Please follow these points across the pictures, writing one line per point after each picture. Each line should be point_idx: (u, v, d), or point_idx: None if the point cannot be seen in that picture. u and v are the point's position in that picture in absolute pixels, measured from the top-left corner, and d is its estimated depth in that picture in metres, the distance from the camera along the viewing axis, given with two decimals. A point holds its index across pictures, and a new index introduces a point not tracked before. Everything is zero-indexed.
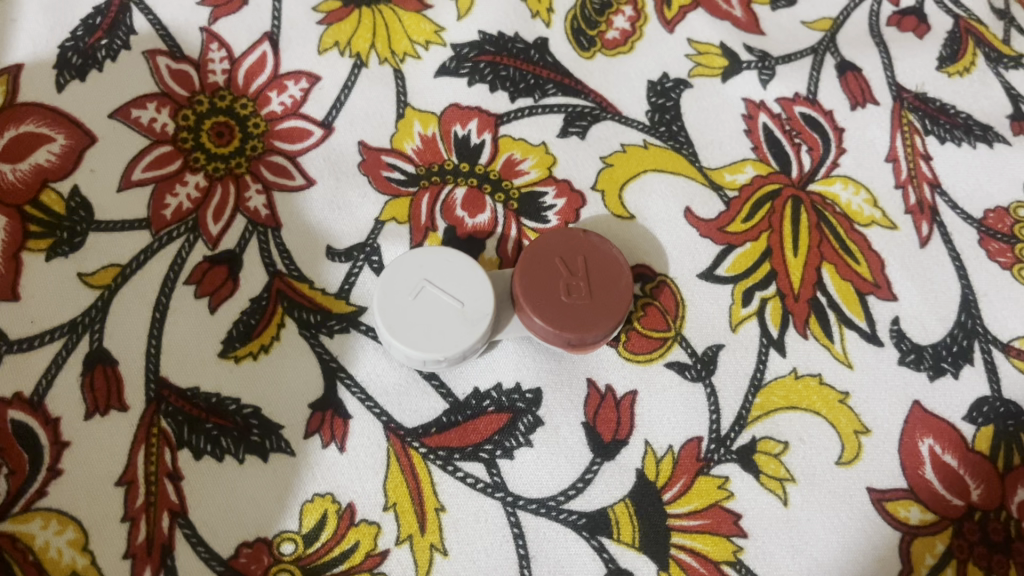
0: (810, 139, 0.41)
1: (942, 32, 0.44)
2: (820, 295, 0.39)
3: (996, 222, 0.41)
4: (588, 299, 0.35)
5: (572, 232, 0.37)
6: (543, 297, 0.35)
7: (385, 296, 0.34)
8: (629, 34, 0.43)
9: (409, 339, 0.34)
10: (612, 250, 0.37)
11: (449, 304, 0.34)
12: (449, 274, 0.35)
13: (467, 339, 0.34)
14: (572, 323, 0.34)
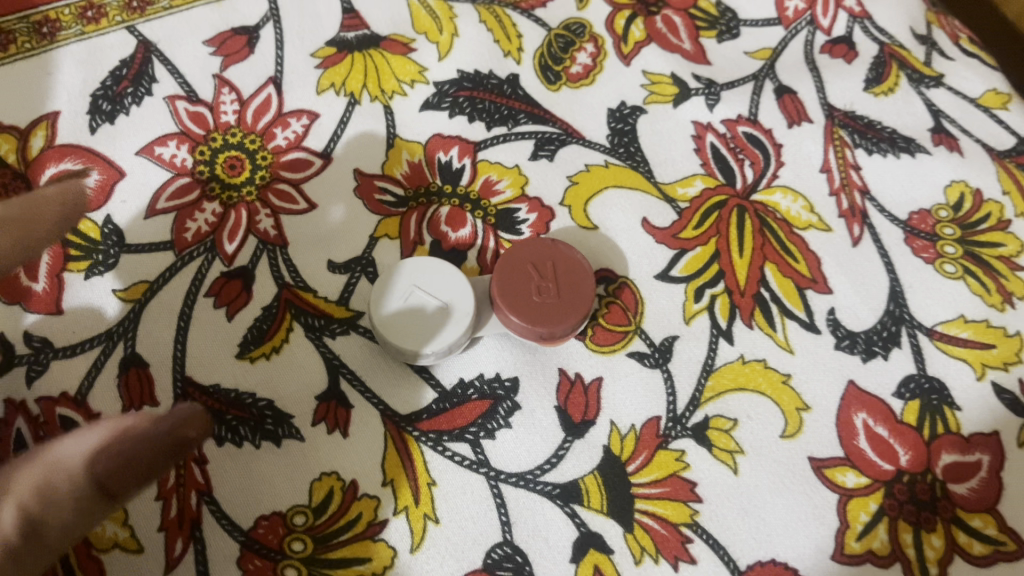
0: (753, 155, 0.47)
1: (869, 57, 0.50)
2: (764, 291, 0.44)
3: (920, 223, 0.46)
4: (556, 298, 0.40)
5: (541, 240, 0.42)
6: (518, 297, 0.40)
7: (380, 301, 0.40)
8: (591, 68, 0.49)
9: (402, 337, 0.39)
10: (577, 255, 0.42)
11: (435, 306, 0.40)
12: (434, 279, 0.40)
13: (451, 334, 0.39)
14: (543, 319, 0.40)
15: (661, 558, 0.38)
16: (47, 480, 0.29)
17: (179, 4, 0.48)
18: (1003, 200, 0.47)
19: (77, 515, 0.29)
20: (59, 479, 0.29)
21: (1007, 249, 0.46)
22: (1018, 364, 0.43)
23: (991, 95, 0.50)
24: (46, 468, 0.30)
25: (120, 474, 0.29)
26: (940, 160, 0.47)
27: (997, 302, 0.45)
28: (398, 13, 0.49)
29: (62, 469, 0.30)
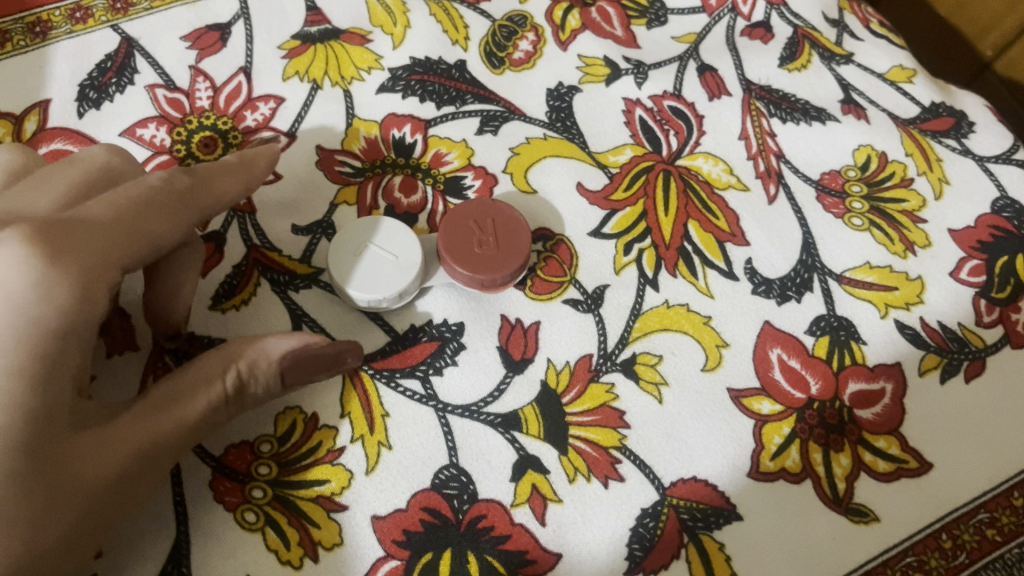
0: (677, 126, 0.52)
1: (783, 39, 0.56)
2: (687, 244, 0.48)
3: (831, 182, 0.51)
4: (496, 249, 0.45)
5: (482, 201, 0.47)
6: (461, 250, 0.45)
7: (337, 257, 0.44)
8: (532, 54, 0.54)
9: (358, 288, 0.44)
10: (514, 212, 0.47)
11: (387, 258, 0.44)
12: (386, 235, 0.45)
13: (402, 283, 0.44)
14: (484, 267, 0.44)
15: (592, 477, 0.42)
16: (251, 363, 0.36)
17: (159, 5, 0.53)
18: (906, 161, 0.52)
19: (266, 393, 0.37)
20: (262, 364, 0.36)
21: (910, 204, 0.51)
22: (919, 304, 0.48)
23: (897, 71, 0.56)
24: (249, 351, 0.36)
25: (301, 372, 0.38)
26: (848, 127, 0.53)
27: (900, 250, 0.49)
28: (357, 9, 0.55)
29: (264, 357, 0.36)
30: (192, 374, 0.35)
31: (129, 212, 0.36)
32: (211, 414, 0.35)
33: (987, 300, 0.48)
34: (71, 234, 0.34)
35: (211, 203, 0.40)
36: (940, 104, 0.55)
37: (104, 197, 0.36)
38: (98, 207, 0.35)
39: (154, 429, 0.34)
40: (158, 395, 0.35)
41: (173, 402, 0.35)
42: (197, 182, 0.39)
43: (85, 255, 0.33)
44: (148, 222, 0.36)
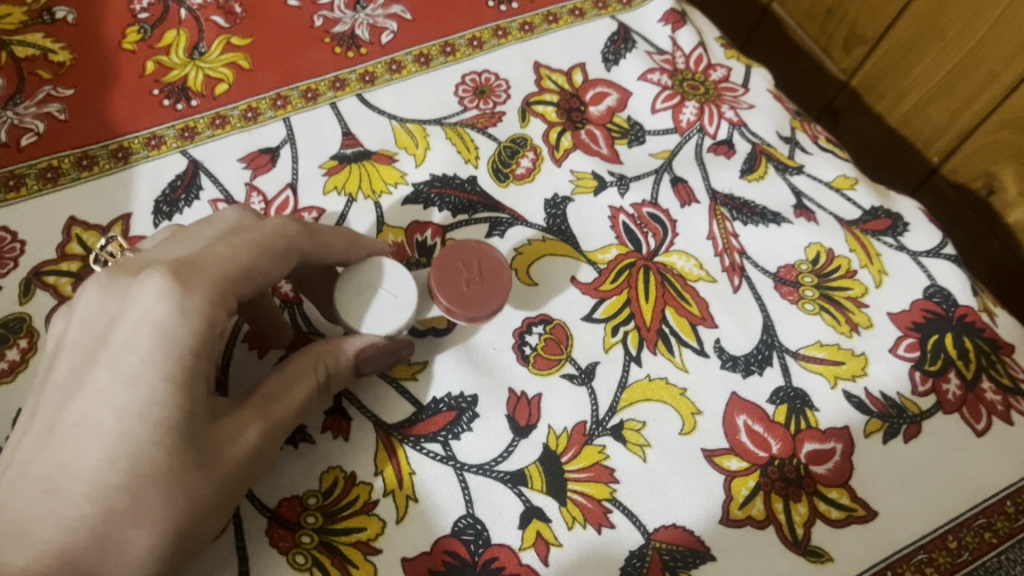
0: (654, 229, 0.62)
1: (743, 153, 0.66)
2: (664, 327, 0.57)
3: (787, 274, 0.60)
4: (480, 289, 0.53)
5: (469, 243, 0.54)
6: (447, 284, 0.53)
7: (343, 295, 0.51)
8: (532, 170, 0.64)
9: (361, 323, 0.50)
10: (496, 254, 0.54)
11: (387, 298, 0.51)
12: (384, 277, 0.52)
13: (399, 319, 0.51)
14: (468, 305, 0.52)
15: (587, 524, 0.50)
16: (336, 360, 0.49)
17: (220, 133, 0.64)
18: (850, 256, 0.61)
19: (343, 381, 0.50)
20: (342, 361, 0.49)
21: (854, 291, 0.60)
22: (863, 376, 0.56)
23: (841, 179, 0.66)
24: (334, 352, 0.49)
25: (371, 362, 0.50)
26: (800, 227, 0.62)
27: (846, 330, 0.58)
28: (384, 133, 0.65)
29: (342, 355, 0.49)
30: (296, 364, 0.48)
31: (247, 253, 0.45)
32: (310, 398, 0.48)
33: (921, 371, 0.57)
34: (198, 267, 0.43)
35: (312, 254, 0.50)
36: (879, 207, 0.65)
37: (229, 242, 0.46)
38: (221, 250, 0.45)
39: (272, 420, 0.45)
40: (272, 386, 0.46)
41: (286, 386, 0.47)
42: (303, 230, 0.49)
43: (208, 285, 0.43)
44: (260, 263, 0.46)
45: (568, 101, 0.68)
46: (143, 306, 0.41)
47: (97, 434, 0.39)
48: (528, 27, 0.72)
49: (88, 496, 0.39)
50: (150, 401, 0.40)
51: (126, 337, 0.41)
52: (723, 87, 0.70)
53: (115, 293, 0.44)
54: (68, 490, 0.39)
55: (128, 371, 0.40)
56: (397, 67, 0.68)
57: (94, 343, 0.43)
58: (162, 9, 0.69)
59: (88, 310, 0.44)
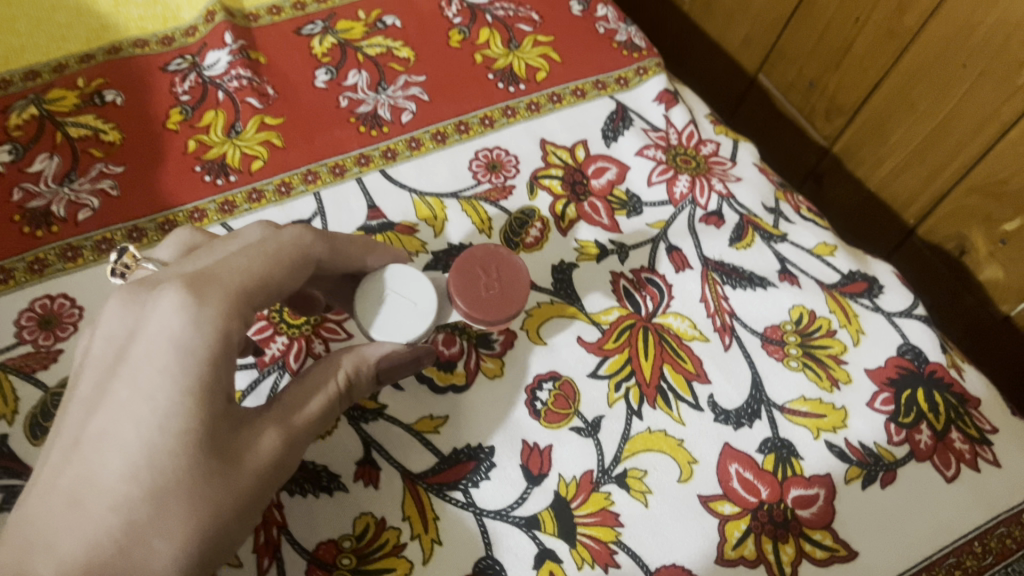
0: (652, 292, 0.68)
1: (731, 223, 0.72)
2: (663, 382, 0.63)
3: (773, 333, 0.66)
4: (498, 295, 0.57)
5: (489, 249, 0.58)
6: (465, 289, 0.57)
7: (365, 305, 0.55)
8: (540, 238, 0.71)
9: (382, 330, 0.55)
10: (513, 259, 0.58)
11: (407, 304, 0.55)
12: (404, 285, 0.56)
13: (419, 325, 0.55)
14: (487, 312, 0.56)
15: (595, 564, 0.55)
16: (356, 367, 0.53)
17: (256, 206, 0.70)
18: (830, 317, 0.68)
19: (363, 389, 0.54)
20: (363, 368, 0.53)
21: (834, 349, 0.66)
22: (844, 427, 0.62)
23: (822, 246, 0.73)
24: (355, 360, 0.53)
25: (389, 372, 0.54)
26: (784, 291, 0.69)
27: (827, 385, 0.64)
28: (405, 206, 0.71)
29: (364, 363, 0.53)
30: (317, 375, 0.52)
31: (259, 268, 0.51)
32: (330, 403, 0.52)
33: (896, 423, 0.63)
34: (212, 279, 0.49)
35: (328, 261, 0.56)
36: (856, 272, 0.72)
37: (242, 257, 0.51)
38: (236, 264, 0.51)
39: (292, 429, 0.50)
40: (296, 395, 0.51)
41: (308, 395, 0.51)
42: (319, 240, 0.55)
43: (219, 295, 0.48)
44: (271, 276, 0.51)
45: (572, 175, 0.75)
46: (164, 318, 0.47)
47: (121, 447, 0.44)
48: (534, 107, 0.79)
49: (112, 506, 0.43)
50: (169, 413, 0.45)
51: (147, 349, 0.46)
52: (712, 161, 0.77)
53: (134, 304, 0.49)
54: (93, 501, 0.43)
55: (154, 392, 0.45)
56: (416, 145, 0.75)
57: (116, 357, 0.48)
58: (201, 92, 0.76)
59: (110, 324, 0.49)
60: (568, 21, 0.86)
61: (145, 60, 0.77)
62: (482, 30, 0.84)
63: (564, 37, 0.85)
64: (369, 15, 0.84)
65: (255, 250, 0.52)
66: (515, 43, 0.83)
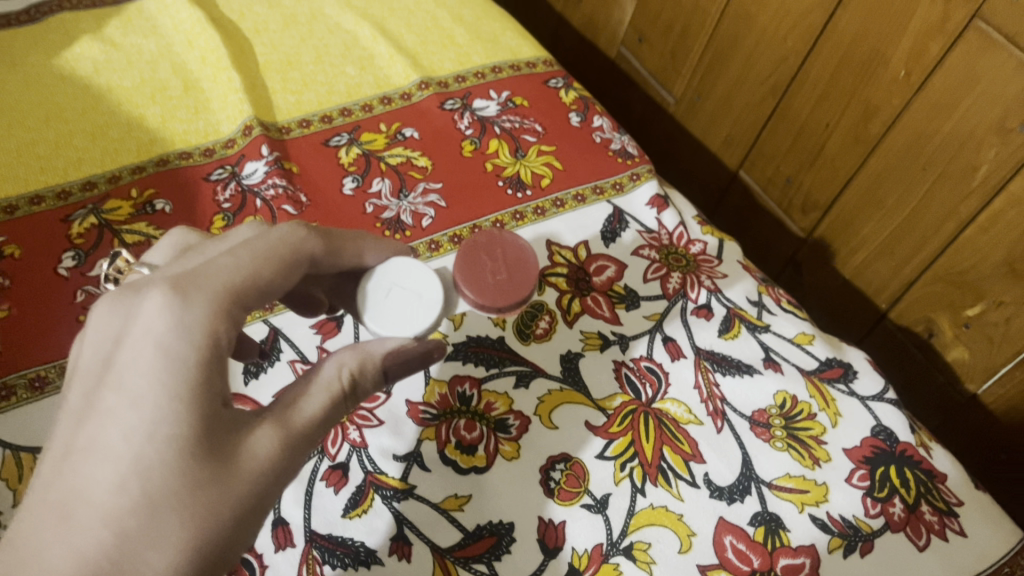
0: (651, 379, 0.76)
1: (719, 316, 0.81)
2: (663, 462, 0.70)
3: (760, 417, 0.74)
4: (501, 277, 0.63)
5: (483, 239, 0.65)
6: (471, 278, 0.62)
7: (371, 302, 0.60)
8: (549, 330, 0.79)
9: (390, 322, 0.59)
10: (507, 245, 0.65)
11: (412, 296, 0.60)
12: (406, 279, 0.61)
13: (425, 311, 0.59)
14: (494, 293, 0.62)
15: None
16: (361, 366, 0.56)
17: None
18: (810, 401, 0.75)
19: (369, 386, 0.57)
20: (368, 367, 0.57)
21: (815, 430, 0.73)
22: (825, 502, 0.69)
23: (801, 335, 0.81)
24: (360, 359, 0.56)
25: (395, 369, 0.58)
26: (769, 377, 0.76)
27: (809, 464, 0.71)
28: None
29: (369, 362, 0.57)
30: (320, 374, 0.55)
31: (250, 264, 0.54)
32: (334, 400, 0.55)
33: (872, 498, 0.70)
34: (200, 277, 0.52)
35: (325, 258, 0.60)
36: (832, 358, 0.80)
37: (232, 253, 0.54)
38: (224, 261, 0.54)
39: (292, 427, 0.52)
40: (300, 393, 0.54)
41: (310, 393, 0.54)
42: (313, 237, 0.59)
43: (206, 293, 0.51)
44: (261, 272, 0.54)
45: (576, 273, 0.84)
46: (152, 317, 0.49)
47: (109, 458, 0.46)
48: (540, 211, 0.88)
49: (104, 521, 0.45)
50: (159, 419, 0.47)
51: (133, 356, 0.49)
52: (701, 260, 0.87)
53: (122, 305, 0.51)
54: (83, 515, 0.45)
55: (144, 401, 0.47)
56: (435, 247, 0.83)
57: (104, 364, 0.50)
58: (240, 199, 0.84)
59: (99, 329, 0.51)
60: (568, 133, 0.96)
61: (190, 171, 0.86)
62: (491, 140, 0.93)
63: (565, 148, 0.94)
64: (390, 128, 0.93)
65: (246, 246, 0.55)
66: (521, 153, 0.93)
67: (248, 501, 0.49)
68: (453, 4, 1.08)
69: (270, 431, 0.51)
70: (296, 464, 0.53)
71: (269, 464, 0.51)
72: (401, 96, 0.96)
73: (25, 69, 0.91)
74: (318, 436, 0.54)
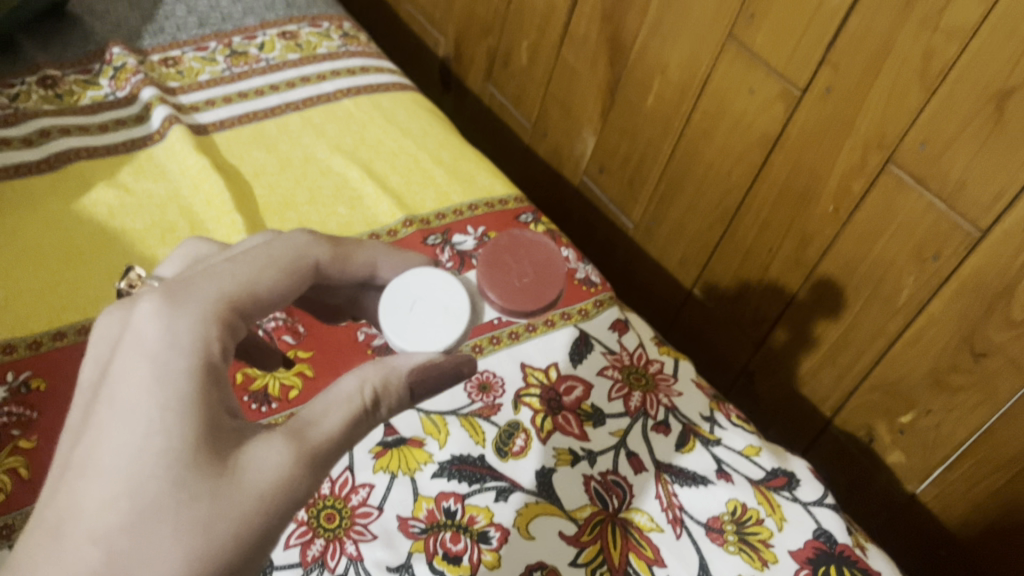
0: (616, 491, 0.85)
1: (676, 431, 0.91)
2: (629, 567, 0.79)
3: (715, 523, 0.83)
4: (534, 276, 0.78)
5: (507, 245, 0.80)
6: (503, 285, 0.77)
7: (398, 320, 0.72)
8: (524, 447, 0.87)
9: (427, 335, 0.71)
10: (528, 244, 0.80)
11: (440, 309, 0.73)
12: (425, 297, 0.73)
13: (456, 321, 0.72)
14: (534, 290, 0.77)
15: None
16: (387, 383, 0.65)
17: None
18: (758, 507, 0.85)
19: (396, 398, 0.66)
20: (395, 383, 0.66)
21: (763, 534, 0.83)
22: None
23: (749, 448, 0.91)
24: (385, 376, 0.65)
25: (422, 381, 0.68)
26: (721, 487, 0.86)
27: (758, 564, 0.80)
28: (414, 423, 0.87)
29: (394, 380, 0.66)
30: (346, 390, 0.63)
31: (249, 272, 0.66)
32: (360, 414, 0.63)
33: None
34: (196, 285, 0.63)
35: (334, 266, 0.75)
36: (778, 467, 0.90)
37: (230, 264, 0.66)
38: (221, 271, 0.65)
39: (311, 445, 0.60)
40: (325, 410, 0.62)
41: (333, 410, 0.62)
42: (325, 252, 0.74)
43: (199, 301, 0.61)
44: (260, 280, 0.66)
45: (548, 392, 0.93)
46: (143, 324, 0.59)
47: (102, 474, 0.53)
48: (515, 335, 0.98)
49: (98, 537, 0.51)
50: (149, 433, 0.54)
51: (121, 371, 0.57)
52: (659, 378, 0.97)
53: (117, 320, 0.61)
54: (78, 530, 0.52)
55: (134, 417, 0.55)
56: None
57: (98, 380, 0.59)
58: None
59: (99, 343, 0.61)
60: None
61: None
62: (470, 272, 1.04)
63: None
64: None
65: (243, 257, 0.67)
66: None
67: (256, 510, 0.56)
68: (433, 147, 1.21)
69: (288, 445, 0.58)
70: (315, 474, 0.59)
71: (282, 475, 0.57)
72: (388, 233, 1.07)
73: (46, 215, 1.00)
74: (339, 448, 0.62)
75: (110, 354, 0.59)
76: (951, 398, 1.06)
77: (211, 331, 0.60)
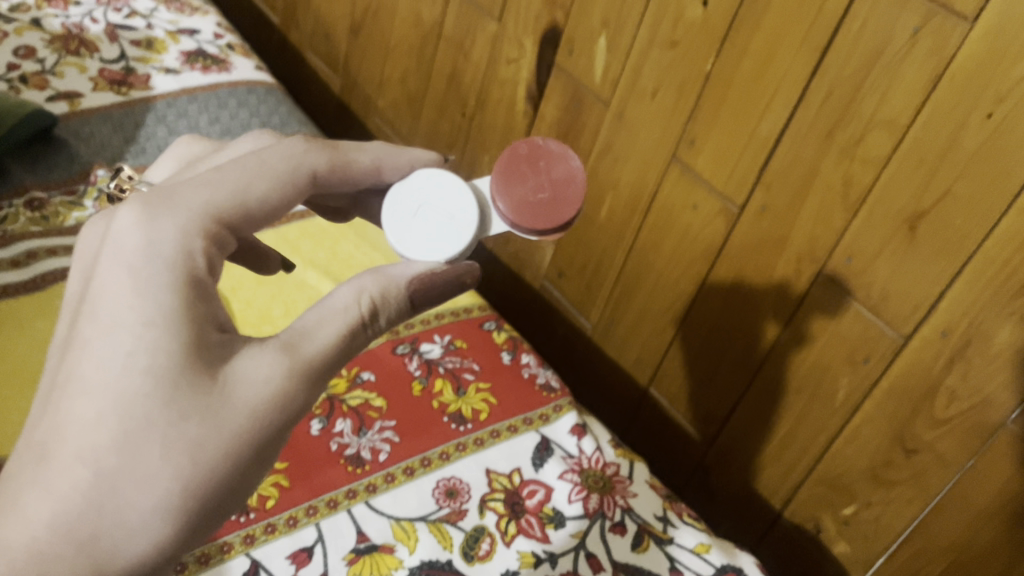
0: None
1: (632, 531, 0.98)
2: None
3: None
4: (551, 191, 0.83)
5: (528, 155, 0.85)
6: (519, 199, 0.83)
7: (405, 224, 0.81)
8: (489, 550, 0.93)
9: (433, 243, 0.80)
10: (549, 152, 0.85)
11: (446, 220, 0.81)
12: (432, 205, 0.82)
13: (461, 232, 0.81)
14: (551, 208, 0.83)
15: None
16: (387, 291, 0.73)
17: (271, 536, 0.89)
18: None
19: (399, 304, 0.74)
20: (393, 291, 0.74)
21: None
22: None
23: (699, 545, 0.99)
24: (384, 287, 0.73)
25: (422, 290, 0.76)
26: None
27: None
28: (385, 529, 0.92)
29: (392, 288, 0.74)
30: (345, 300, 0.71)
31: (239, 176, 0.73)
32: (359, 324, 0.71)
33: None
34: (181, 193, 0.70)
35: (329, 176, 0.80)
36: (727, 563, 0.97)
37: (219, 172, 0.73)
38: (210, 177, 0.72)
39: (308, 357, 0.68)
40: (323, 320, 0.70)
41: (331, 322, 0.70)
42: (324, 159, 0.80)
43: (183, 209, 0.68)
44: (249, 186, 0.73)
45: (511, 496, 0.99)
46: (122, 240, 0.66)
47: (91, 390, 0.62)
48: (479, 441, 1.04)
49: (91, 449, 0.60)
50: (132, 350, 0.62)
51: (105, 287, 0.65)
52: (615, 479, 1.04)
53: (100, 233, 0.69)
54: (73, 442, 0.61)
55: (118, 336, 0.63)
56: (391, 478, 0.97)
57: (83, 293, 0.67)
58: None
59: (86, 254, 0.69)
60: (501, 371, 1.14)
61: None
62: (436, 380, 1.10)
63: (499, 384, 1.12)
64: (350, 372, 1.07)
65: (234, 165, 0.74)
66: (462, 391, 1.10)
67: (242, 420, 0.64)
68: None
69: (281, 360, 0.66)
70: (308, 381, 0.67)
71: (270, 383, 0.65)
72: None
73: (33, 334, 1.06)
74: (335, 357, 0.69)
75: (92, 270, 0.67)
76: (889, 491, 1.13)
77: (190, 241, 0.67)
